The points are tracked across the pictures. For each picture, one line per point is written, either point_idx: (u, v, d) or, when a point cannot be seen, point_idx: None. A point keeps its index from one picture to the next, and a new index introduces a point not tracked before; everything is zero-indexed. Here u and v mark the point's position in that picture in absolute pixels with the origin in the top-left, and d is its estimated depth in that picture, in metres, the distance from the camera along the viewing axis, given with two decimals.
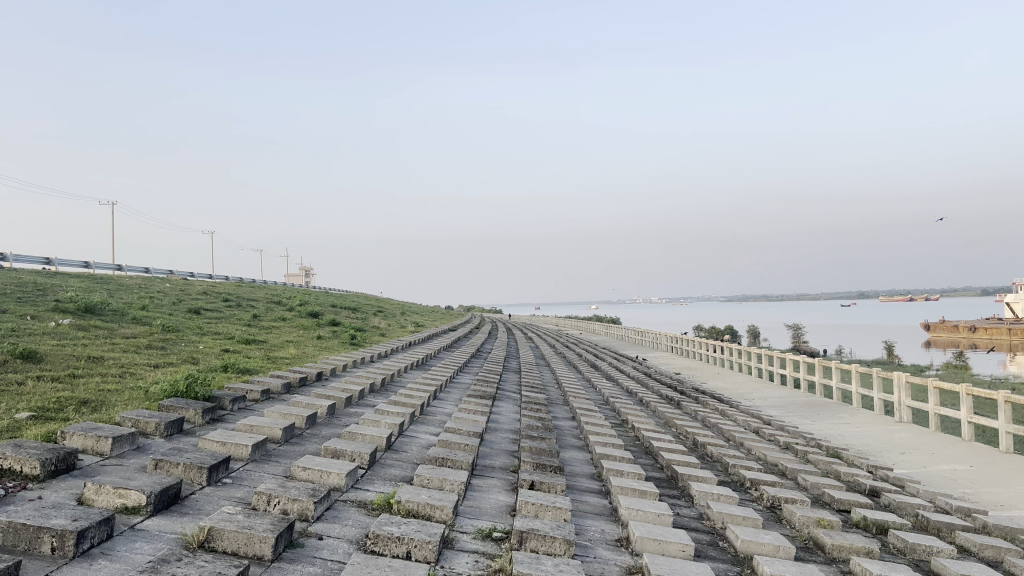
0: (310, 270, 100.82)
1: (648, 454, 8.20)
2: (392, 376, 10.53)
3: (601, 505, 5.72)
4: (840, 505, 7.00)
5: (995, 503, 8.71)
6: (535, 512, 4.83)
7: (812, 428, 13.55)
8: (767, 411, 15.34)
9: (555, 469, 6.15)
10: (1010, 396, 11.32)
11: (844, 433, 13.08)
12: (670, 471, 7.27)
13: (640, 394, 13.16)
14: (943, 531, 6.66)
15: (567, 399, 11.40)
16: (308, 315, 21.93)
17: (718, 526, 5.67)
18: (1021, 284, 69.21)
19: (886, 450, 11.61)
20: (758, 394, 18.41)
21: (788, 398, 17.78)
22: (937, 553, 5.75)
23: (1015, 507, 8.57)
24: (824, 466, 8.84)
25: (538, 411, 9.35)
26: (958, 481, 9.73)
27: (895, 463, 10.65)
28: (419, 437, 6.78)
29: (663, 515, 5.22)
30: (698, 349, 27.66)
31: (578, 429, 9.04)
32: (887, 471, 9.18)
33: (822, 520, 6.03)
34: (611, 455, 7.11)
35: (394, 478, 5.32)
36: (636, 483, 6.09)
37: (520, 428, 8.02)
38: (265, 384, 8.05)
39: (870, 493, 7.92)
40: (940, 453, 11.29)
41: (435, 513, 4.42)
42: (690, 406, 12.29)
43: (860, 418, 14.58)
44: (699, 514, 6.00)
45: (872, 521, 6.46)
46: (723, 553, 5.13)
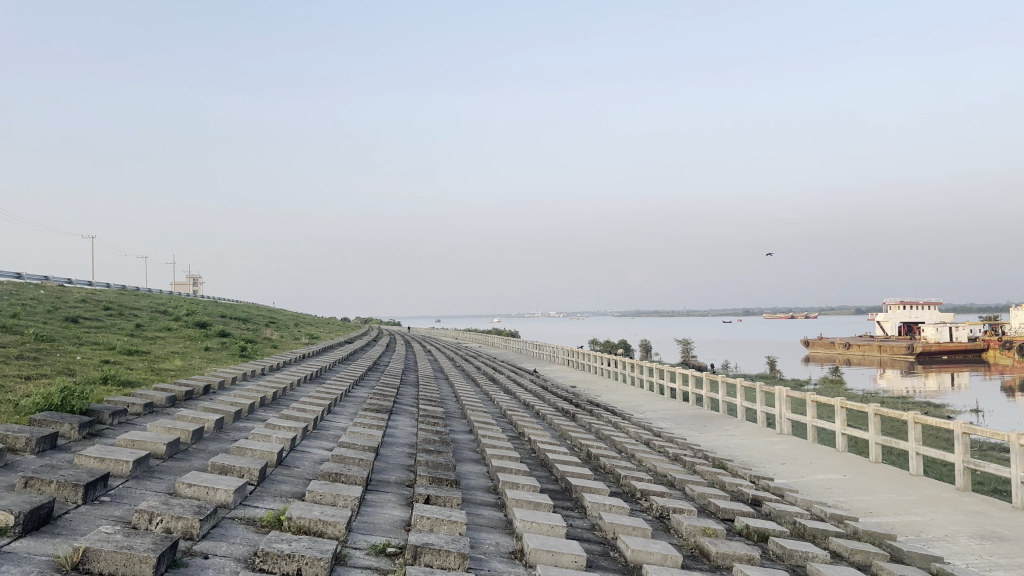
0: (197, 277, 97.19)
1: (543, 466, 8.28)
2: (285, 391, 10.27)
3: (496, 518, 5.74)
4: (724, 514, 7.28)
5: (865, 510, 9.25)
6: (430, 526, 4.81)
7: (700, 439, 14.02)
8: (658, 423, 15.77)
9: (450, 483, 6.13)
10: (879, 409, 12.03)
11: (729, 444, 13.62)
12: (564, 483, 7.37)
13: (537, 407, 13.27)
14: (818, 537, 7.02)
15: (465, 412, 11.38)
16: (195, 326, 21.10)
17: (609, 536, 5.80)
18: (891, 304, 73.95)
19: (767, 460, 12.15)
20: (649, 407, 18.92)
21: (678, 411, 18.37)
22: (812, 558, 6.06)
23: (883, 514, 9.12)
24: (710, 476, 9.17)
25: (435, 425, 9.29)
26: (831, 489, 10.29)
27: (775, 474, 11.16)
28: (313, 452, 6.64)
29: (556, 527, 5.30)
30: (593, 362, 28.17)
31: (474, 442, 9.05)
32: (768, 480, 9.61)
33: (707, 529, 6.27)
34: (508, 467, 7.16)
35: (284, 495, 5.18)
36: (531, 496, 6.16)
37: (416, 442, 7.95)
38: (148, 397, 7.69)
39: (753, 502, 8.27)
40: (816, 463, 11.91)
41: (327, 529, 4.34)
42: (585, 419, 12.48)
43: (744, 430, 15.20)
44: (592, 524, 6.11)
45: (754, 529, 6.74)
46: (614, 563, 5.24)
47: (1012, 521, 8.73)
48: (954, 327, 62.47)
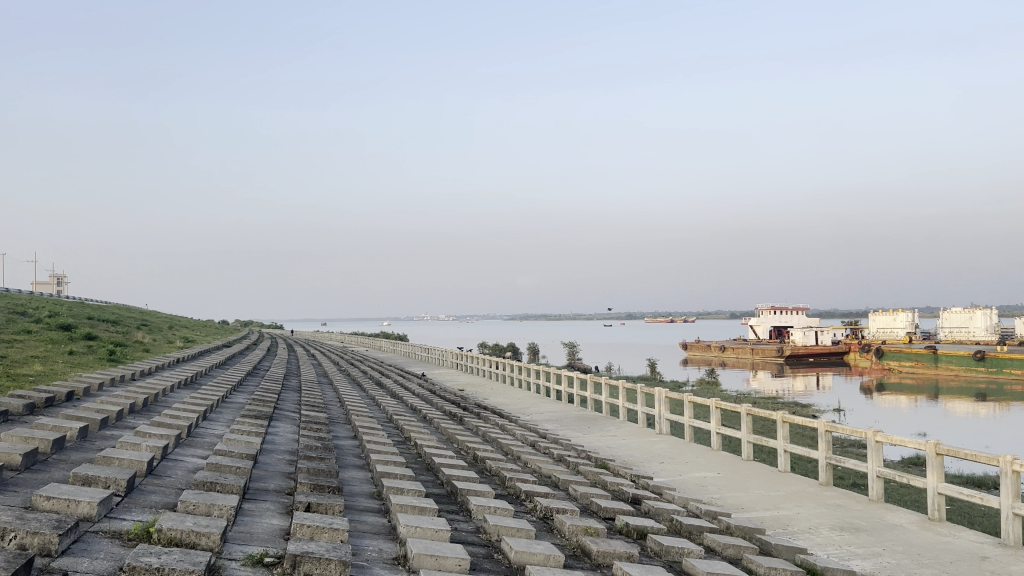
0: (61, 277, 91.61)
1: (429, 471, 8.24)
2: (157, 397, 9.78)
3: (379, 524, 5.67)
4: (606, 513, 7.45)
5: (737, 506, 9.69)
6: (310, 534, 4.70)
7: (583, 441, 14.32)
8: (543, 425, 16.01)
9: (333, 490, 6.01)
10: (751, 408, 12.60)
11: (611, 445, 13.98)
12: (450, 487, 7.37)
13: (423, 411, 13.19)
14: (693, 533, 7.29)
15: (349, 417, 11.18)
16: (58, 328, 19.81)
17: (493, 539, 5.82)
18: (762, 310, 77.84)
19: (647, 460, 12.56)
20: (535, 409, 19.19)
21: (563, 413, 18.68)
22: (688, 553, 6.29)
23: (753, 509, 9.58)
24: (592, 477, 9.37)
25: (318, 431, 9.10)
26: (706, 487, 10.73)
27: (654, 472, 11.53)
28: (185, 461, 6.36)
29: (441, 531, 5.28)
30: (481, 366, 28.30)
31: (359, 447, 8.92)
32: (647, 479, 9.90)
33: (589, 528, 6.40)
34: (392, 472, 7.07)
35: (154, 506, 4.93)
36: (415, 500, 6.12)
37: (298, 448, 7.75)
38: (2, 405, 7.16)
39: (632, 500, 8.51)
40: (692, 462, 12.39)
41: (200, 540, 4.16)
42: (471, 422, 12.51)
43: (625, 430, 15.64)
44: (477, 527, 6.14)
45: (633, 527, 6.94)
46: (498, 565, 5.26)
47: (868, 513, 9.34)
48: (819, 332, 66.33)
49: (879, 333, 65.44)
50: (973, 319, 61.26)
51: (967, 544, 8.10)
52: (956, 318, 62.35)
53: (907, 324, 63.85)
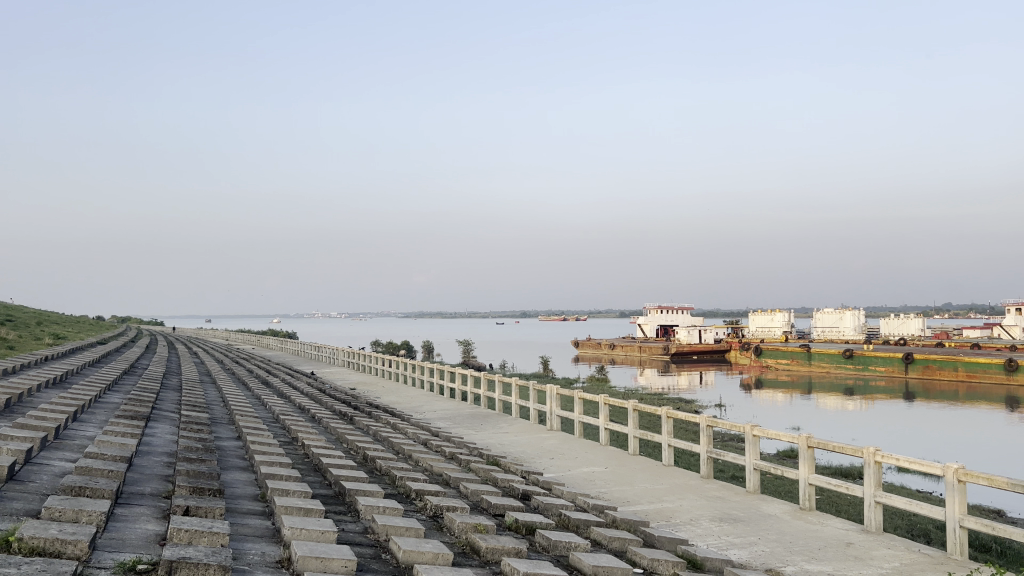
0: None
1: (316, 471, 8.07)
2: (21, 397, 9.16)
3: (262, 527, 5.51)
4: (495, 509, 7.50)
5: (623, 499, 9.95)
6: (187, 539, 4.51)
7: (476, 438, 14.37)
8: (436, 423, 15.95)
9: (213, 492, 5.79)
10: (638, 404, 12.94)
11: (503, 441, 14.10)
12: (337, 487, 7.23)
13: (312, 411, 12.88)
14: (580, 527, 7.45)
15: (233, 418, 10.79)
16: None
17: (381, 538, 5.76)
18: (650, 308, 80.15)
19: (538, 456, 12.73)
20: (428, 408, 19.11)
21: (456, 410, 18.66)
22: (575, 548, 6.41)
23: (638, 502, 9.85)
24: (484, 474, 9.40)
25: (198, 432, 8.74)
26: (594, 481, 10.97)
27: (545, 468, 11.71)
28: (52, 464, 5.99)
29: (327, 533, 5.18)
30: (373, 364, 27.94)
31: (242, 448, 8.63)
32: (538, 475, 10.02)
33: (479, 525, 6.43)
34: (277, 473, 6.88)
35: (14, 514, 4.62)
36: (301, 502, 5.97)
37: (177, 450, 7.44)
38: None
39: (523, 496, 8.59)
40: (581, 457, 12.65)
41: (66, 548, 3.93)
42: (363, 421, 12.32)
43: (518, 427, 15.80)
44: (365, 527, 6.05)
45: (522, 523, 7.02)
46: (385, 565, 5.21)
47: (745, 504, 9.78)
48: (703, 330, 68.87)
49: (758, 332, 68.48)
50: (843, 319, 65.05)
51: (835, 531, 8.62)
52: (828, 319, 66.04)
53: (783, 323, 67.21)
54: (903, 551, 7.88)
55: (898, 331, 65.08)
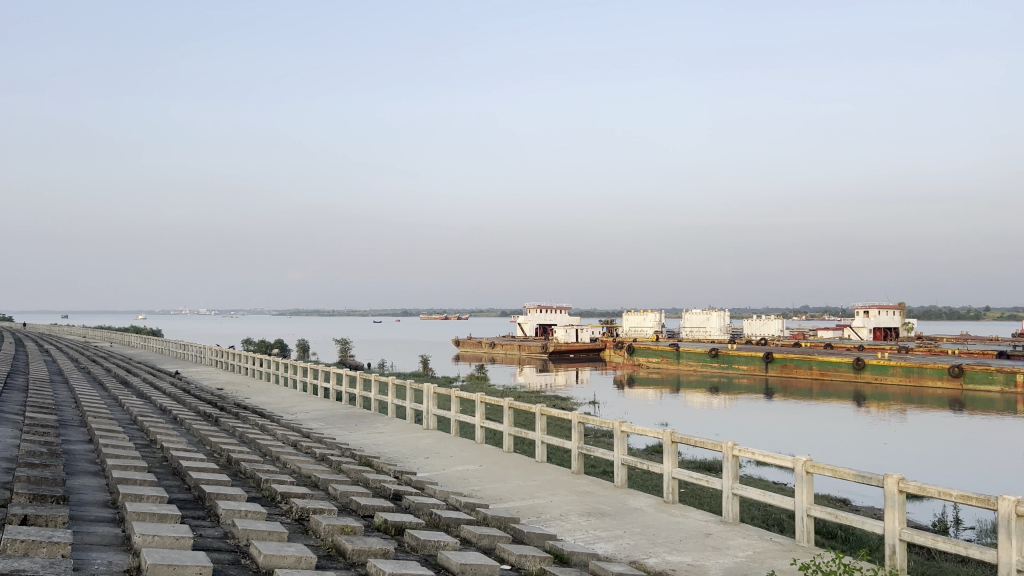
0: None
1: (175, 475, 7.71)
2: None
3: (110, 534, 5.21)
4: (365, 510, 7.41)
5: (496, 497, 10.02)
6: (24, 550, 4.21)
7: (349, 439, 14.12)
8: (307, 424, 15.55)
9: (56, 500, 5.43)
10: (514, 401, 13.06)
11: (377, 441, 13.92)
12: (197, 491, 6.93)
13: (174, 412, 12.29)
14: (451, 526, 7.46)
15: (85, 419, 10.14)
16: None
17: (241, 543, 5.57)
18: (528, 307, 81.16)
19: (412, 455, 12.63)
20: (300, 408, 18.61)
21: (329, 411, 18.28)
22: (444, 547, 6.41)
23: (511, 499, 9.95)
24: (355, 475, 9.26)
25: (43, 435, 8.16)
26: (468, 479, 11.01)
27: (419, 467, 11.65)
28: None
29: (183, 538, 4.96)
30: (243, 363, 26.94)
31: (94, 451, 8.13)
32: (410, 475, 9.95)
33: (346, 527, 6.32)
34: (130, 478, 6.51)
35: None
36: (156, 507, 5.68)
37: (17, 455, 6.91)
38: None
39: (393, 497, 8.53)
40: (457, 455, 12.65)
41: None
42: (228, 423, 11.86)
43: (393, 427, 15.64)
44: (225, 532, 5.83)
45: (391, 523, 6.95)
46: (245, 570, 5.05)
47: (613, 498, 10.07)
48: (579, 330, 70.42)
49: (631, 332, 70.65)
50: (709, 319, 68.12)
51: (695, 523, 9.01)
52: (696, 319, 68.99)
53: (655, 323, 69.65)
54: (757, 540, 8.32)
55: (759, 331, 68.78)
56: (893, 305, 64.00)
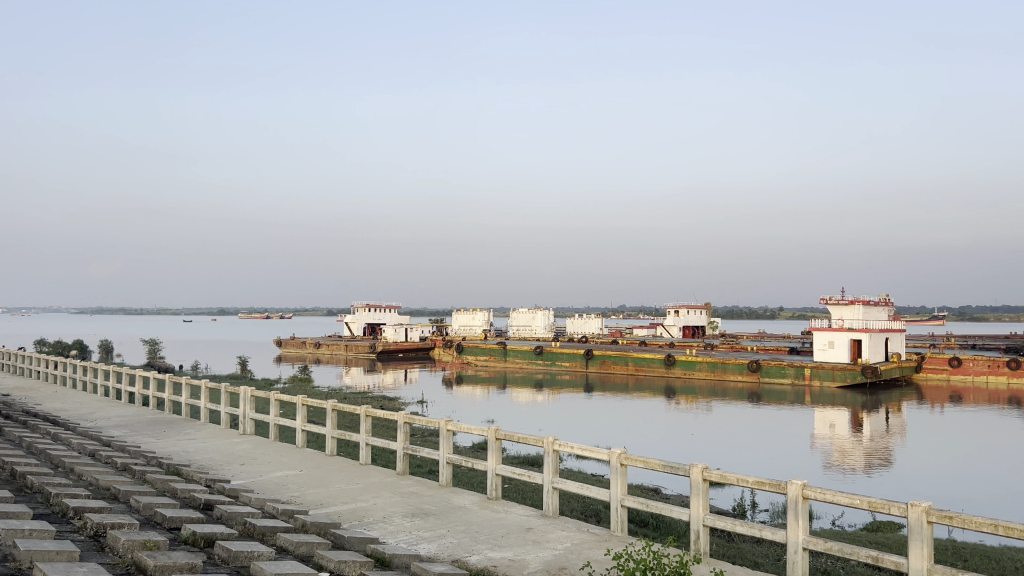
0: None
1: None
2: None
3: None
4: (171, 523, 6.95)
5: (316, 502, 9.72)
6: None
7: (155, 447, 13.18)
8: (108, 433, 14.36)
9: None
10: (336, 404, 12.69)
11: (187, 449, 13.08)
12: None
13: None
14: (266, 534, 7.15)
15: None
16: None
17: (24, 566, 5.03)
18: (355, 306, 79.72)
19: (227, 462, 11.98)
20: (100, 415, 17.18)
21: (135, 417, 17.07)
22: (258, 556, 6.12)
23: (332, 504, 9.68)
24: (161, 485, 8.67)
25: None
26: (287, 485, 10.59)
27: (233, 475, 11.08)
28: None
29: None
30: (36, 366, 24.51)
31: None
32: (223, 483, 9.45)
33: (148, 541, 5.87)
34: None
35: None
36: None
37: None
38: None
39: (204, 506, 8.07)
40: (275, 461, 12.15)
41: None
42: (14, 433, 10.72)
43: (206, 433, 14.78)
44: (3, 556, 5.24)
45: (200, 535, 6.56)
46: None
47: (437, 498, 10.06)
48: (408, 329, 70.11)
49: (460, 330, 71.22)
50: (535, 318, 70.01)
51: (516, 518, 9.19)
52: (522, 318, 70.60)
53: (483, 322, 70.69)
54: (574, 532, 8.61)
55: (582, 330, 71.55)
56: (701, 305, 68.73)
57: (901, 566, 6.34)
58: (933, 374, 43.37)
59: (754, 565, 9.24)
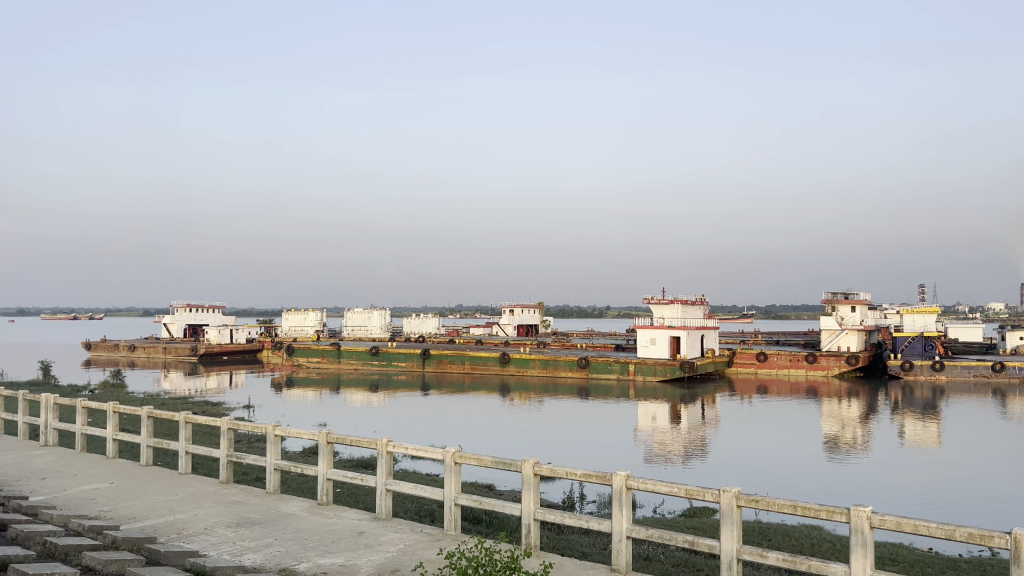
0: None
1: None
2: None
3: None
4: None
5: (129, 516, 9.05)
6: None
7: None
8: None
9: None
10: (152, 410, 11.86)
11: None
12: None
13: None
14: (70, 554, 6.57)
15: None
16: None
17: None
18: (176, 306, 75.04)
19: (24, 478, 10.91)
20: None
21: None
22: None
23: (147, 517, 9.06)
24: None
25: None
26: (95, 500, 9.79)
27: (32, 491, 10.09)
28: None
29: None
30: None
31: None
32: (21, 500, 8.59)
33: None
34: None
35: None
36: None
37: None
38: None
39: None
40: (82, 474, 11.20)
41: None
42: None
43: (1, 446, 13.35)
44: None
45: None
46: None
47: (264, 505, 9.66)
48: (234, 330, 66.85)
49: (291, 331, 69.01)
50: (370, 318, 68.98)
51: (348, 522, 8.99)
52: (356, 318, 69.38)
53: (315, 322, 68.72)
54: (408, 533, 8.54)
55: (418, 330, 71.32)
56: (534, 305, 70.43)
57: (714, 549, 6.77)
58: (743, 368, 46.92)
59: (582, 555, 9.57)
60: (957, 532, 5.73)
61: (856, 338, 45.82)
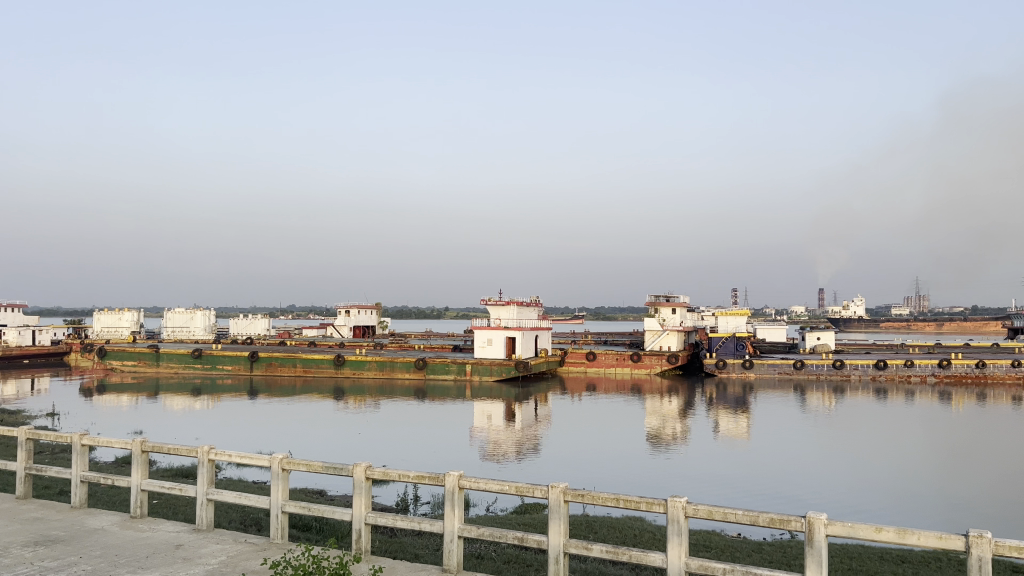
0: None
1: None
2: None
3: None
4: None
5: None
6: None
7: None
8: None
9: None
10: None
11: None
12: None
13: None
14: None
15: None
16: None
17: None
18: None
19: None
20: None
21: None
22: None
23: None
24: None
25: None
26: None
27: None
28: None
29: None
30: None
31: None
32: None
33: None
34: None
35: None
36: None
37: None
38: None
39: None
40: None
41: None
42: None
43: None
44: None
45: None
46: None
47: (69, 521, 8.90)
48: (37, 332, 61.18)
49: (103, 333, 64.08)
50: (193, 318, 65.32)
51: (164, 535, 8.47)
52: (178, 319, 65.51)
53: (132, 322, 64.18)
54: (230, 544, 8.15)
55: (246, 330, 68.45)
56: (370, 305, 69.52)
57: (542, 544, 6.95)
58: (574, 367, 48.58)
59: (415, 557, 9.53)
60: (761, 517, 6.19)
61: (676, 338, 48.59)
